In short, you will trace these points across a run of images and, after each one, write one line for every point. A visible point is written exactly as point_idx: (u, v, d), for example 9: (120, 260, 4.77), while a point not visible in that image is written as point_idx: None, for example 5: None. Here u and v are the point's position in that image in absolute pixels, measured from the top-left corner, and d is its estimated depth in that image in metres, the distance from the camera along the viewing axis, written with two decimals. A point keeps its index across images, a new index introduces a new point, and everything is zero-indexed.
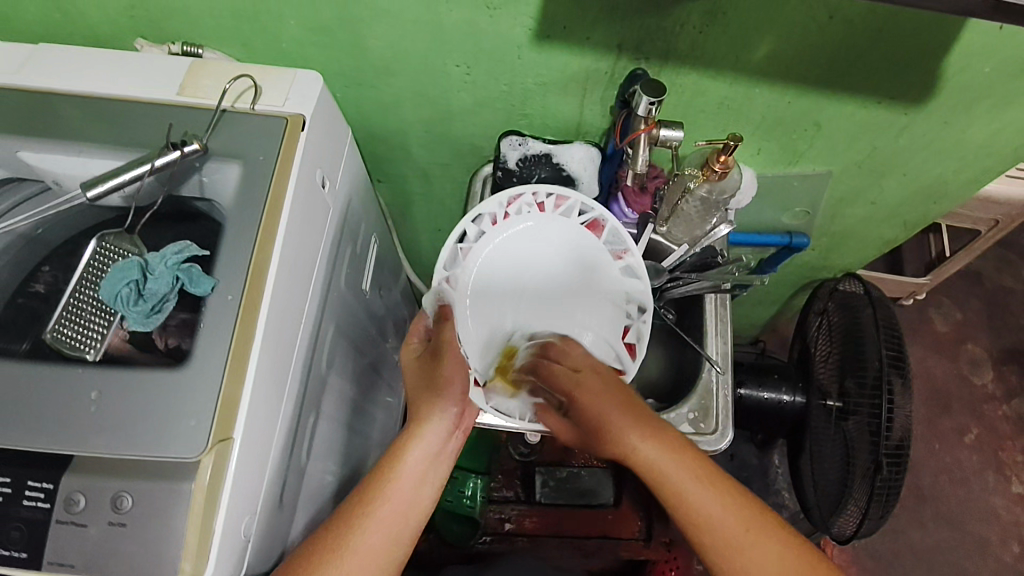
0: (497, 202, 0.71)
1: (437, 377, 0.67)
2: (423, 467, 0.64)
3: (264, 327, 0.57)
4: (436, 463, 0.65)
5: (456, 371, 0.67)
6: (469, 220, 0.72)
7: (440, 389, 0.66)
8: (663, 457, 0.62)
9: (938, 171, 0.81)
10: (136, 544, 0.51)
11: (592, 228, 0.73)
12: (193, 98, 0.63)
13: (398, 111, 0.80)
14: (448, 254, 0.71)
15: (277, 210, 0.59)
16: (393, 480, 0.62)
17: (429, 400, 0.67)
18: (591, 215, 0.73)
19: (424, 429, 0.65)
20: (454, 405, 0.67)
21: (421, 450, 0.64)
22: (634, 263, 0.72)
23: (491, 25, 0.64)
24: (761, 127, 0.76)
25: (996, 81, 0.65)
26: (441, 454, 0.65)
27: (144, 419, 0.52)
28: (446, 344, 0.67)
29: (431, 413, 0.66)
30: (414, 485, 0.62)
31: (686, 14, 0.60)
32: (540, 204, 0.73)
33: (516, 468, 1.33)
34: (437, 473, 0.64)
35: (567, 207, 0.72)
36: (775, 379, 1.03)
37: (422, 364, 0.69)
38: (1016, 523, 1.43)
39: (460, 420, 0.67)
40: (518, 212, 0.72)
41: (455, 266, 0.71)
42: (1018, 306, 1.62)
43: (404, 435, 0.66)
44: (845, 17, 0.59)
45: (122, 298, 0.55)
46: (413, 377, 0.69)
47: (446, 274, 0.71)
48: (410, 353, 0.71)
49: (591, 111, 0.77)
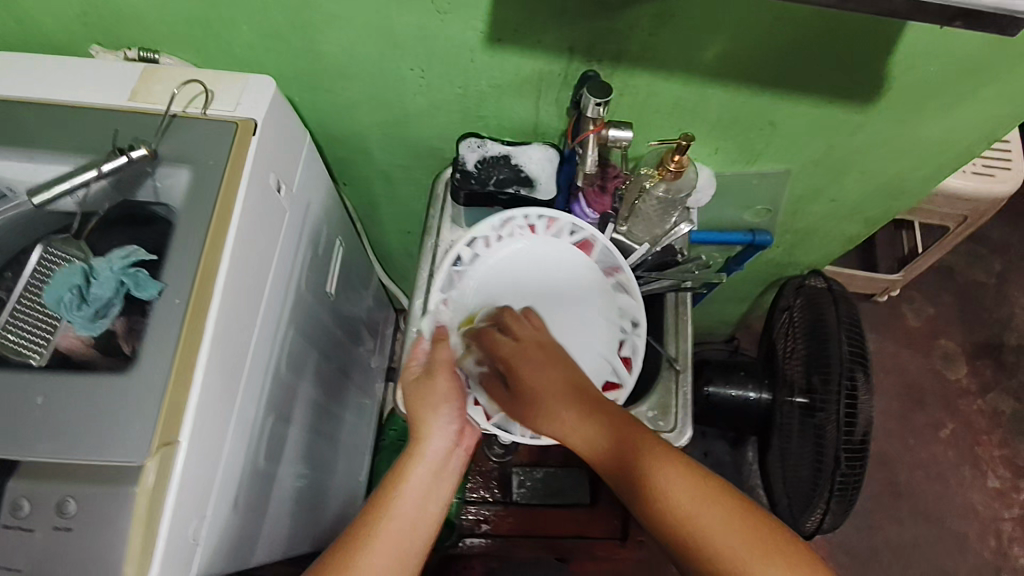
0: (489, 226, 0.74)
1: (435, 391, 0.68)
2: (424, 485, 0.65)
3: (212, 331, 0.58)
4: (438, 481, 0.66)
5: (455, 390, 0.69)
6: (463, 245, 0.74)
7: (438, 405, 0.68)
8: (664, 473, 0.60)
9: (894, 168, 0.82)
10: (79, 548, 0.51)
11: (583, 248, 0.76)
12: (143, 103, 0.64)
13: (357, 115, 0.81)
14: (444, 279, 0.74)
15: (226, 216, 0.60)
16: (396, 501, 0.63)
17: (432, 413, 0.67)
18: (582, 236, 0.75)
19: (424, 447, 0.66)
20: (455, 420, 0.68)
21: (422, 469, 0.65)
22: (625, 280, 0.75)
23: (442, 29, 0.64)
24: (717, 127, 0.77)
25: (943, 81, 0.66)
26: (442, 473, 0.66)
27: (89, 425, 0.52)
28: (442, 363, 0.69)
29: (430, 430, 0.67)
30: (418, 504, 0.64)
31: (635, 17, 0.61)
32: (531, 227, 0.75)
33: (493, 469, 1.29)
34: (441, 493, 0.65)
35: (558, 229, 0.75)
36: (740, 376, 1.05)
37: (419, 385, 0.69)
38: (992, 517, 1.44)
39: (461, 438, 0.68)
40: (511, 234, 0.75)
41: (451, 290, 0.74)
42: (990, 301, 1.64)
43: (406, 455, 0.67)
44: (791, 20, 0.60)
45: (65, 303, 0.55)
46: (412, 397, 0.69)
47: (443, 296, 0.74)
48: (408, 375, 0.71)
49: (547, 112, 0.77)
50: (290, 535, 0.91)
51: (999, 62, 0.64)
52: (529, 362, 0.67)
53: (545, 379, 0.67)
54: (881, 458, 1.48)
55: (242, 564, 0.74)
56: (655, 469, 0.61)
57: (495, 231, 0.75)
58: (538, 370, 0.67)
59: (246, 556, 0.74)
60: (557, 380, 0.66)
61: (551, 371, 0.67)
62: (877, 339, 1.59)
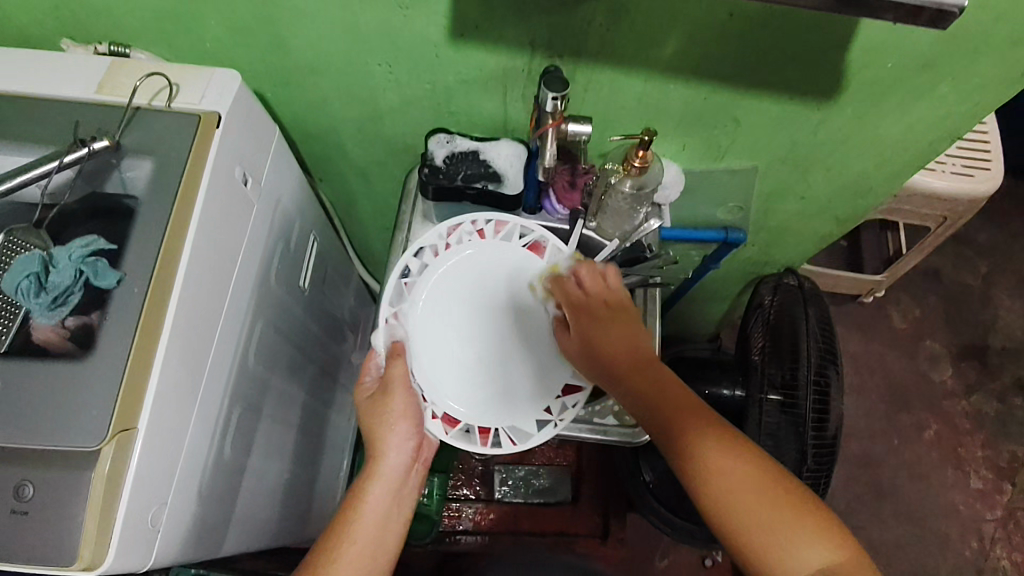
0: (437, 235, 0.74)
1: (391, 411, 0.69)
2: (383, 503, 0.68)
3: (172, 319, 0.58)
4: (397, 497, 0.69)
5: (410, 410, 0.70)
6: (411, 255, 0.74)
7: (394, 422, 0.69)
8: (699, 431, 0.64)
9: (861, 165, 0.83)
10: (37, 531, 0.52)
11: (535, 249, 0.76)
12: (108, 96, 0.65)
13: (329, 110, 0.82)
14: (393, 291, 0.73)
15: (187, 206, 0.60)
16: (355, 521, 0.66)
17: (385, 433, 0.69)
18: (531, 238, 0.76)
19: (382, 465, 0.69)
20: (412, 437, 0.70)
21: (381, 487, 0.68)
22: None
23: (405, 24, 0.65)
24: (682, 123, 0.77)
25: (900, 76, 0.67)
26: (400, 488, 0.70)
27: (45, 410, 0.53)
28: (397, 380, 0.69)
29: (387, 448, 0.69)
30: (377, 522, 0.67)
31: (592, 12, 0.62)
32: (479, 232, 0.76)
33: (476, 467, 1.31)
34: (402, 505, 0.70)
35: (507, 232, 0.76)
36: (715, 374, 1.05)
37: (375, 403, 0.70)
38: (974, 517, 1.44)
39: (418, 453, 0.71)
40: (460, 241, 0.75)
41: (402, 302, 0.73)
42: (975, 302, 1.64)
43: (364, 474, 0.69)
44: (745, 16, 0.61)
45: (22, 290, 0.54)
46: (368, 417, 0.70)
47: (393, 310, 0.72)
48: (364, 392, 0.72)
49: (515, 108, 0.78)
50: (267, 529, 0.91)
51: (953, 59, 0.65)
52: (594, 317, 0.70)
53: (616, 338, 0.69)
54: (865, 458, 1.48)
55: (206, 555, 0.74)
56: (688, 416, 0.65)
57: (441, 238, 0.74)
58: (604, 324, 0.70)
59: (213, 546, 0.75)
60: (624, 334, 0.70)
61: (616, 325, 0.70)
62: (863, 340, 1.59)
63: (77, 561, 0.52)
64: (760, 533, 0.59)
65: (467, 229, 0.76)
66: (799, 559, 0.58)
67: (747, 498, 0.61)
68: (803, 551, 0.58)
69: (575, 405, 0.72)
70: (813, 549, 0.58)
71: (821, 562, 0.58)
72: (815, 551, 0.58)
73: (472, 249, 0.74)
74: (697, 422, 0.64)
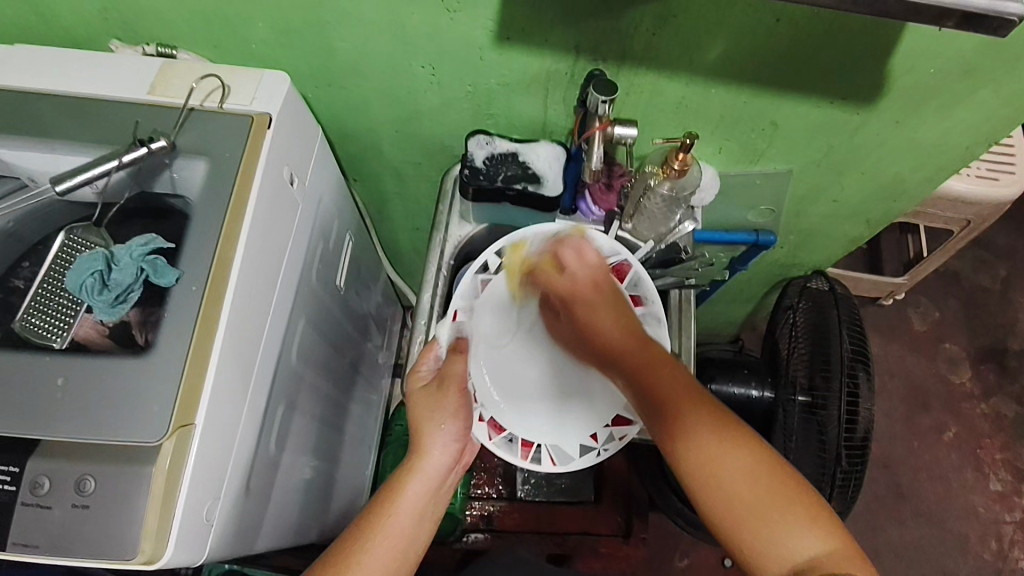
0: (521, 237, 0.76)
1: (443, 408, 0.70)
2: (420, 500, 0.65)
3: (228, 316, 0.59)
4: (433, 496, 0.67)
5: (460, 411, 0.70)
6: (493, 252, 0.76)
7: (443, 421, 0.69)
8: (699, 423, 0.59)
9: (896, 169, 0.83)
10: (98, 524, 0.53)
11: (618, 271, 0.76)
12: (162, 97, 0.66)
13: (368, 111, 0.83)
14: (469, 284, 0.76)
15: (242, 205, 0.62)
16: (390, 515, 0.63)
17: (430, 429, 0.69)
18: (616, 258, 0.76)
19: (423, 462, 0.67)
20: (458, 438, 0.69)
21: (420, 482, 0.66)
22: (653, 311, 0.75)
23: (452, 27, 0.66)
24: (719, 126, 0.78)
25: (942, 82, 0.67)
26: (437, 490, 0.67)
27: (107, 407, 0.54)
28: (454, 377, 0.71)
29: (432, 445, 0.68)
30: (413, 517, 0.64)
31: (640, 16, 0.62)
32: None
33: (498, 467, 1.25)
34: (436, 506, 0.67)
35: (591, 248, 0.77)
36: (744, 374, 1.05)
37: (428, 398, 0.71)
38: (994, 521, 1.44)
39: (460, 454, 0.71)
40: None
41: (473, 298, 0.76)
42: (995, 306, 1.64)
43: (404, 468, 0.67)
44: (792, 20, 0.61)
45: (87, 287, 0.57)
46: (417, 409, 0.71)
47: (466, 304, 0.75)
48: (417, 382, 0.73)
49: (555, 111, 0.79)
50: (296, 525, 0.91)
51: (993, 64, 0.65)
52: (585, 305, 0.69)
53: (608, 322, 0.68)
54: (885, 461, 1.48)
55: (246, 550, 0.75)
56: (677, 387, 0.62)
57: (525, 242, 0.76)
58: (594, 305, 0.69)
59: (252, 542, 0.76)
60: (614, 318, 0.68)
61: (606, 308, 0.68)
62: (882, 342, 1.60)
63: (139, 554, 0.53)
64: (741, 521, 0.55)
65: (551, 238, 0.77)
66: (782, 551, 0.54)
67: (734, 482, 0.56)
68: (790, 538, 0.54)
69: (623, 437, 0.73)
70: (801, 539, 0.54)
71: (812, 554, 0.53)
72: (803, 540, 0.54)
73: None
74: (684, 411, 0.60)
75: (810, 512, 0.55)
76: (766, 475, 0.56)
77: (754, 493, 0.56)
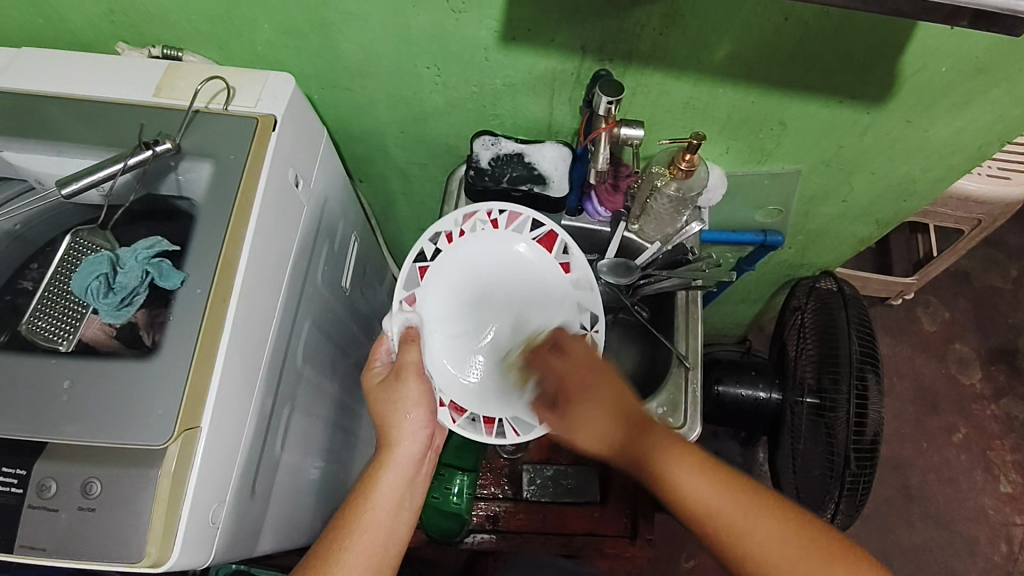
0: (453, 220, 0.73)
1: (405, 398, 0.66)
2: (397, 491, 0.65)
3: (233, 320, 0.59)
4: (410, 485, 0.66)
5: (425, 397, 0.67)
6: (428, 239, 0.73)
7: (409, 409, 0.66)
8: (719, 496, 0.61)
9: (906, 168, 0.82)
10: (105, 527, 0.53)
11: (547, 240, 0.75)
12: (168, 99, 0.66)
13: (374, 112, 0.82)
14: (408, 274, 0.72)
15: (247, 207, 0.62)
16: (367, 509, 0.63)
17: (398, 421, 0.66)
18: (544, 229, 0.75)
19: (395, 453, 0.66)
20: (426, 426, 0.67)
21: (395, 474, 0.65)
22: (583, 276, 0.74)
23: (457, 28, 0.66)
24: (726, 126, 0.77)
25: (953, 80, 0.66)
26: (413, 478, 0.67)
27: (113, 411, 0.54)
28: (412, 366, 0.67)
29: (401, 436, 0.66)
30: (392, 510, 0.64)
31: (646, 16, 0.62)
32: (493, 222, 0.75)
33: (503, 467, 1.29)
34: (414, 494, 0.67)
35: (520, 223, 0.75)
36: (751, 376, 1.03)
37: (387, 389, 0.67)
38: (1005, 523, 1.43)
39: (431, 441, 0.68)
40: (475, 229, 0.74)
41: (414, 286, 0.72)
42: (1006, 306, 1.63)
43: (376, 461, 0.66)
44: (801, 19, 0.61)
45: (92, 290, 0.57)
46: (378, 403, 0.67)
47: (409, 294, 0.71)
48: (372, 377, 0.69)
49: (561, 111, 0.78)
50: (301, 525, 0.91)
51: (1006, 63, 0.64)
52: (579, 395, 0.67)
53: (598, 412, 0.67)
54: (894, 462, 1.47)
55: (249, 552, 0.75)
56: (697, 479, 0.62)
57: (456, 225, 0.74)
58: (585, 398, 0.67)
59: (255, 545, 0.75)
60: (612, 416, 0.66)
61: (597, 401, 0.67)
62: (891, 342, 1.59)
63: (145, 557, 0.53)
64: None
65: (482, 218, 0.75)
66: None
67: (777, 550, 0.58)
68: None
69: None
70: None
71: None
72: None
73: (485, 239, 0.74)
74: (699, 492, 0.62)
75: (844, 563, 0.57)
76: (798, 536, 0.59)
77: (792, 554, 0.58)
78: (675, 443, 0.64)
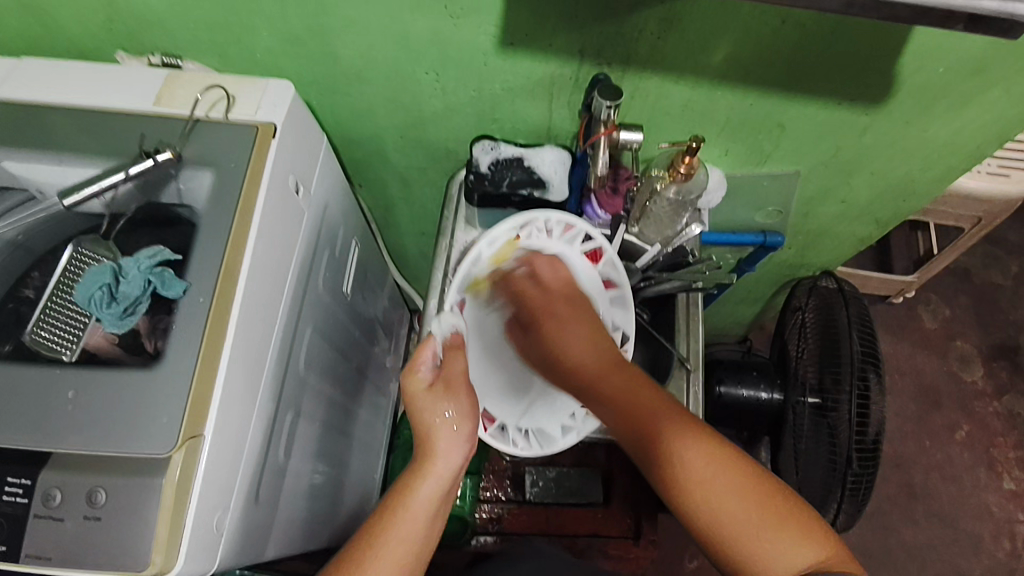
0: (511, 226, 0.75)
1: (456, 408, 0.66)
2: (434, 501, 0.63)
3: (235, 326, 0.59)
4: (442, 499, 0.65)
5: (471, 409, 0.68)
6: (484, 242, 0.76)
7: (455, 422, 0.66)
8: (682, 439, 0.60)
9: (905, 169, 0.83)
10: (110, 536, 0.53)
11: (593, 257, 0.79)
12: (168, 108, 0.66)
13: (374, 118, 0.83)
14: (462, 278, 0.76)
15: (248, 216, 0.62)
16: (400, 518, 0.61)
17: (444, 431, 0.65)
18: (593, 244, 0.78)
19: (436, 462, 0.65)
20: (468, 439, 0.66)
21: (432, 485, 0.64)
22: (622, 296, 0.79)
23: (456, 33, 0.66)
24: (726, 128, 0.77)
25: (949, 81, 0.67)
26: (447, 489, 0.65)
27: (116, 420, 0.54)
28: (459, 376, 0.68)
29: (441, 447, 0.65)
30: (427, 522, 0.62)
31: (644, 20, 0.62)
32: (547, 230, 0.77)
33: (506, 468, 1.27)
34: (444, 504, 0.65)
35: (573, 234, 0.78)
36: (754, 376, 1.03)
37: (433, 400, 0.66)
38: (1008, 520, 1.43)
39: (468, 457, 0.67)
40: (530, 236, 0.77)
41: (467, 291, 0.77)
42: (1007, 303, 1.63)
43: (410, 473, 0.65)
44: (798, 21, 0.61)
45: (95, 300, 0.58)
46: (422, 413, 0.66)
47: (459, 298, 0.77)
48: (416, 383, 0.67)
49: (560, 115, 0.79)
50: (306, 530, 0.92)
51: (1003, 63, 0.65)
52: (558, 318, 0.74)
53: (573, 336, 0.73)
54: (898, 461, 1.47)
55: (255, 557, 0.75)
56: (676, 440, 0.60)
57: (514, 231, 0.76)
58: (560, 325, 0.73)
59: (260, 551, 0.75)
60: (584, 337, 0.72)
61: (574, 324, 0.74)
62: (891, 341, 1.59)
63: (150, 566, 0.53)
64: (741, 537, 0.56)
65: (538, 226, 0.77)
66: (779, 566, 0.54)
67: (730, 501, 0.57)
68: (787, 553, 0.54)
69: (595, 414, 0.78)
70: (796, 553, 0.54)
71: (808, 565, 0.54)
72: (798, 555, 0.54)
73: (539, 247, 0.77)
74: (665, 433, 0.61)
75: (803, 525, 0.55)
76: (756, 494, 0.57)
77: (736, 507, 0.56)
78: (664, 405, 0.64)
